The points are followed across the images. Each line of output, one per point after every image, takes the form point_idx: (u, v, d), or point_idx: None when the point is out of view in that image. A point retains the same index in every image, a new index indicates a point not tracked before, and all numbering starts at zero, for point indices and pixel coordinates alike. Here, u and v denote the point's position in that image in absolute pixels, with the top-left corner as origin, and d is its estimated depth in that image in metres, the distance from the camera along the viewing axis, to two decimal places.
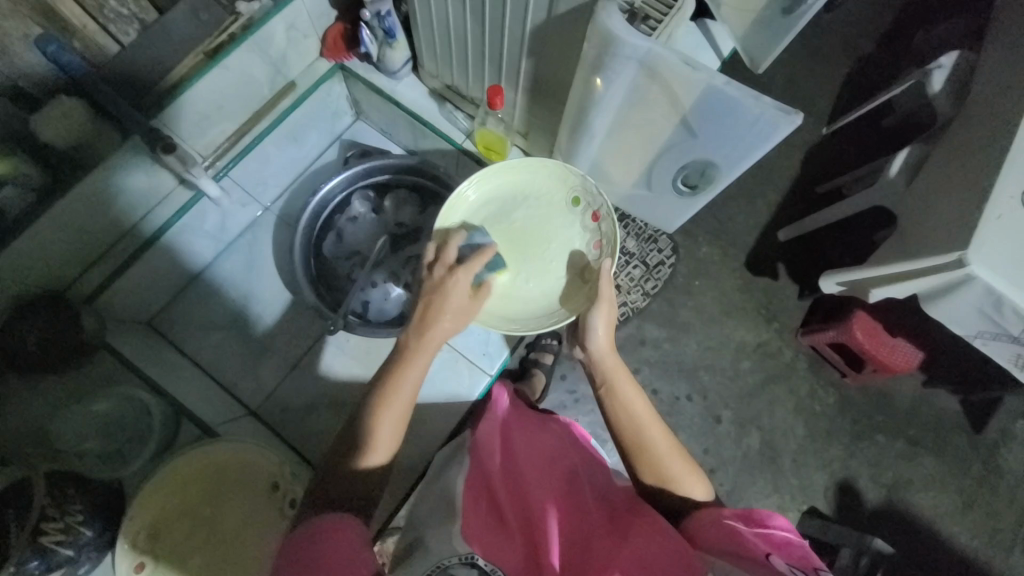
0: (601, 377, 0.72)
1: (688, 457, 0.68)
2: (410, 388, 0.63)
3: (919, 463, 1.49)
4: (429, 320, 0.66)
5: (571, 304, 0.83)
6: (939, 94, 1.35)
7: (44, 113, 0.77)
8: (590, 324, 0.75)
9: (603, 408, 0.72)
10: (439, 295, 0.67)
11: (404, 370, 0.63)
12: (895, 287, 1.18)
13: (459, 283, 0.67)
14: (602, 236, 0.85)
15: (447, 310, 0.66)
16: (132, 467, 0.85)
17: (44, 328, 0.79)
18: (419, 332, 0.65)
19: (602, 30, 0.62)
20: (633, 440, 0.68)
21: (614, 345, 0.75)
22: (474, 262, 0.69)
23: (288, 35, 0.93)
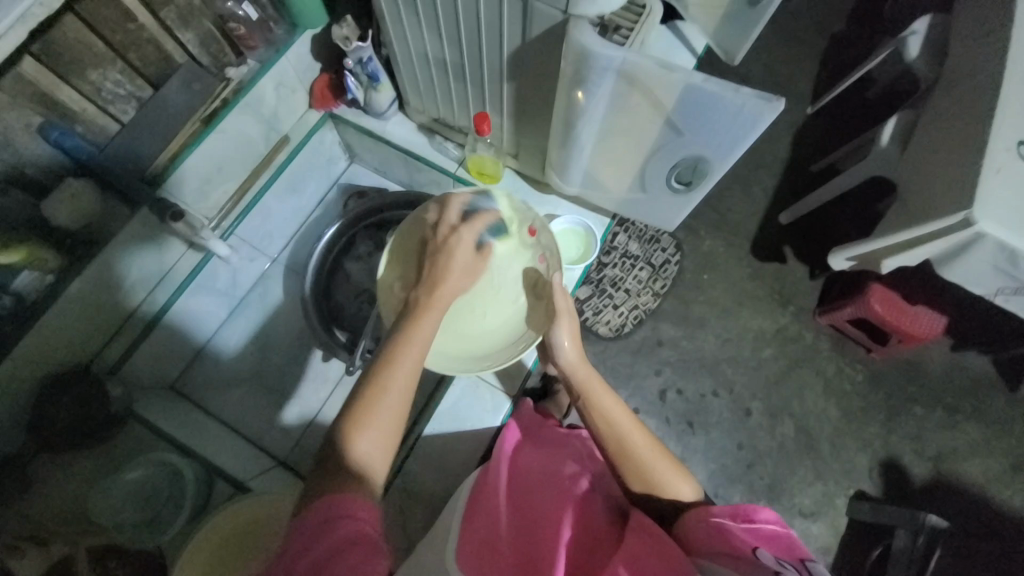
0: (578, 390, 0.77)
1: (672, 459, 0.70)
2: (421, 341, 0.63)
3: (962, 431, 1.45)
4: (438, 276, 0.71)
5: (536, 326, 0.84)
6: (918, 60, 1.37)
7: (53, 199, 0.78)
8: (554, 342, 0.79)
9: (585, 416, 0.75)
10: (446, 252, 0.73)
11: (417, 322, 0.65)
12: (905, 255, 1.17)
13: (461, 240, 0.74)
14: (546, 250, 0.88)
15: (454, 265, 0.72)
16: (170, 533, 0.83)
17: (71, 405, 0.81)
18: (430, 287, 0.70)
19: (577, 47, 0.64)
20: (616, 448, 0.71)
21: (583, 357, 0.79)
22: (474, 221, 0.77)
23: (277, 92, 0.97)
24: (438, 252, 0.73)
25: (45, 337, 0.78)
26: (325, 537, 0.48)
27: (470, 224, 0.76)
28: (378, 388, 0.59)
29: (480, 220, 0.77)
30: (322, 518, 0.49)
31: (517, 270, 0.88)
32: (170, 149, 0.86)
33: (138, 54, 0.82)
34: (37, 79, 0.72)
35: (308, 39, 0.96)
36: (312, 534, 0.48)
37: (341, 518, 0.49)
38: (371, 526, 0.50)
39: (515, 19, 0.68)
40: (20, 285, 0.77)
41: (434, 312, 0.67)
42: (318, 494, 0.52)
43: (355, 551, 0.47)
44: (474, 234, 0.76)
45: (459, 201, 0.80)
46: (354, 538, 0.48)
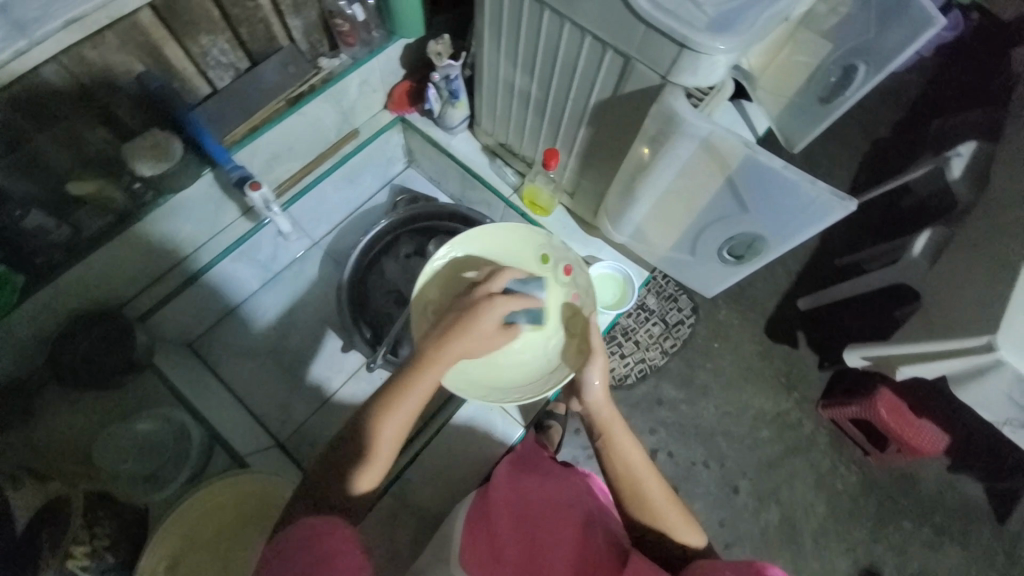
0: (597, 427, 0.75)
1: (683, 506, 0.69)
2: (422, 394, 0.63)
3: (945, 554, 1.42)
4: (454, 333, 0.66)
5: (570, 360, 0.84)
6: (958, 182, 1.41)
7: (136, 143, 0.80)
8: (585, 379, 0.78)
9: (601, 460, 0.73)
10: (472, 313, 0.67)
11: (417, 376, 0.63)
12: (922, 366, 1.17)
13: (493, 311, 0.67)
14: (580, 288, 0.90)
15: (475, 334, 0.66)
16: (164, 493, 0.83)
17: (96, 342, 0.83)
18: (441, 340, 0.65)
19: (666, 111, 0.68)
20: (631, 490, 0.69)
21: (610, 399, 0.78)
22: (512, 297, 0.69)
23: (360, 89, 1.01)
24: (464, 311, 0.68)
25: (93, 275, 0.81)
26: (301, 554, 0.51)
27: (507, 297, 0.69)
28: (397, 394, 0.62)
29: (520, 299, 0.70)
30: (301, 539, 0.52)
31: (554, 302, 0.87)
32: (237, 132, 0.89)
33: (248, 30, 0.86)
34: (148, 28, 0.73)
35: (400, 47, 1.01)
36: (295, 546, 0.51)
37: (319, 535, 0.52)
38: (356, 544, 0.53)
39: (611, 74, 0.72)
40: (80, 216, 0.79)
41: (429, 373, 0.63)
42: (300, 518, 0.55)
43: (338, 561, 0.50)
44: (508, 308, 0.69)
45: (509, 272, 0.76)
46: (333, 551, 0.51)
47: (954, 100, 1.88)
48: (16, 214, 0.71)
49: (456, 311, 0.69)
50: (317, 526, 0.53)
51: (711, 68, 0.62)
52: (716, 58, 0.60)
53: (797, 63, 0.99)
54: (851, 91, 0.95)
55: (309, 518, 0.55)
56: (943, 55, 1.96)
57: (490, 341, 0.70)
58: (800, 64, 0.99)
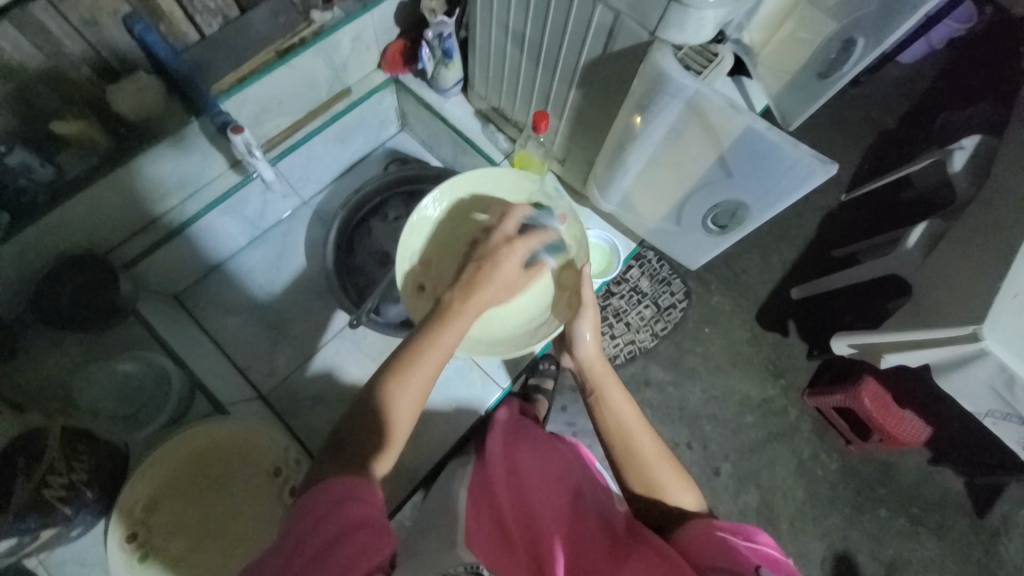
0: (591, 379, 0.76)
1: (676, 466, 0.70)
2: (447, 346, 0.64)
3: (920, 542, 1.44)
4: (478, 282, 0.69)
5: (558, 313, 0.85)
6: (959, 175, 1.38)
7: (119, 86, 0.81)
8: (577, 332, 0.79)
9: (592, 414, 0.75)
10: (492, 262, 0.71)
11: (442, 332, 0.65)
12: (907, 354, 1.17)
13: (513, 253, 0.72)
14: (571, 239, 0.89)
15: (495, 279, 0.70)
16: (143, 434, 0.85)
17: (80, 286, 0.83)
18: (466, 291, 0.69)
19: (654, 69, 0.67)
20: (624, 447, 0.70)
21: (601, 352, 0.79)
22: (529, 237, 0.76)
23: (352, 45, 0.99)
24: (484, 260, 0.71)
25: (75, 218, 0.80)
26: (327, 519, 0.48)
27: (524, 239, 0.75)
28: (411, 362, 0.62)
29: (534, 238, 0.75)
30: (328, 501, 0.50)
31: None
32: (226, 81, 0.87)
33: None
34: None
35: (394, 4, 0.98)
36: (323, 509, 0.49)
37: (346, 503, 0.50)
38: (379, 513, 0.51)
39: (601, 31, 0.71)
40: (64, 158, 0.79)
41: (453, 328, 0.66)
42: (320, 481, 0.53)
43: (362, 535, 0.48)
44: (525, 250, 0.74)
45: (518, 211, 0.80)
46: (358, 523, 0.49)
47: (962, 94, 1.85)
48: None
49: (477, 259, 0.72)
50: (341, 494, 0.50)
51: (698, 25, 0.61)
52: (705, 12, 0.59)
53: (799, 40, 0.99)
54: (847, 67, 0.93)
55: (334, 481, 0.52)
56: (954, 48, 1.93)
57: (511, 289, 0.73)
58: (802, 41, 0.98)
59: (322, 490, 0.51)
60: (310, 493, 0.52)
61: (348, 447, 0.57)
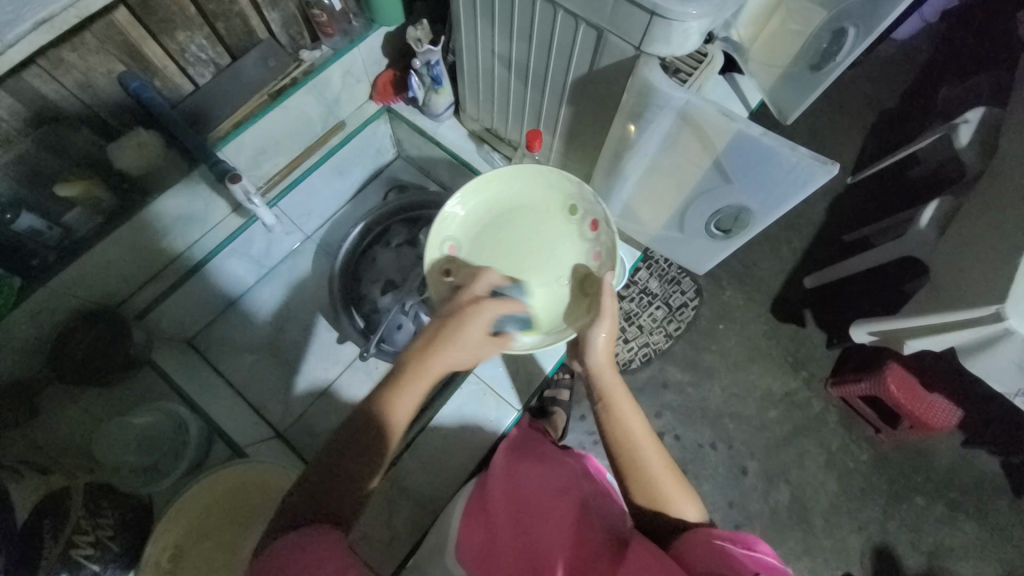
0: (597, 392, 0.74)
1: (679, 475, 0.68)
2: (411, 398, 0.60)
3: (961, 530, 1.39)
4: (439, 343, 0.62)
5: (575, 320, 0.79)
6: (966, 148, 1.34)
7: (119, 143, 0.84)
8: (589, 338, 0.74)
9: (599, 421, 0.72)
10: (458, 320, 0.64)
11: (412, 378, 0.61)
12: (931, 338, 1.13)
13: (480, 317, 0.65)
14: (601, 246, 0.82)
15: (466, 341, 0.63)
16: (165, 484, 0.86)
17: (98, 341, 0.85)
18: (430, 350, 0.62)
19: (642, 82, 0.67)
20: (627, 457, 0.68)
21: (613, 358, 0.76)
22: (503, 302, 0.68)
23: (343, 79, 1.00)
24: (455, 313, 0.65)
25: (83, 276, 0.81)
26: (288, 564, 0.47)
27: (495, 301, 0.68)
28: (396, 380, 0.61)
29: (509, 302, 0.69)
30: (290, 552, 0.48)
31: (568, 258, 0.83)
32: (222, 128, 0.89)
33: (225, 25, 0.86)
34: (126, 28, 0.75)
35: (380, 36, 1.00)
36: (288, 556, 0.48)
37: (309, 544, 0.49)
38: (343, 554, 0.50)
39: (586, 48, 0.71)
40: (70, 219, 0.81)
41: (428, 375, 0.61)
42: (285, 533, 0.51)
43: (324, 569, 0.47)
44: (493, 314, 0.67)
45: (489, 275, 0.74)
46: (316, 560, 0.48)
47: (962, 66, 1.82)
48: (6, 218, 0.73)
49: (442, 318, 0.65)
50: (304, 536, 0.50)
51: (682, 37, 0.61)
52: (688, 24, 0.59)
53: (790, 32, 0.96)
54: (843, 56, 0.91)
55: (295, 530, 0.51)
56: (949, 21, 1.89)
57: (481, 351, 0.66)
58: (793, 33, 0.97)
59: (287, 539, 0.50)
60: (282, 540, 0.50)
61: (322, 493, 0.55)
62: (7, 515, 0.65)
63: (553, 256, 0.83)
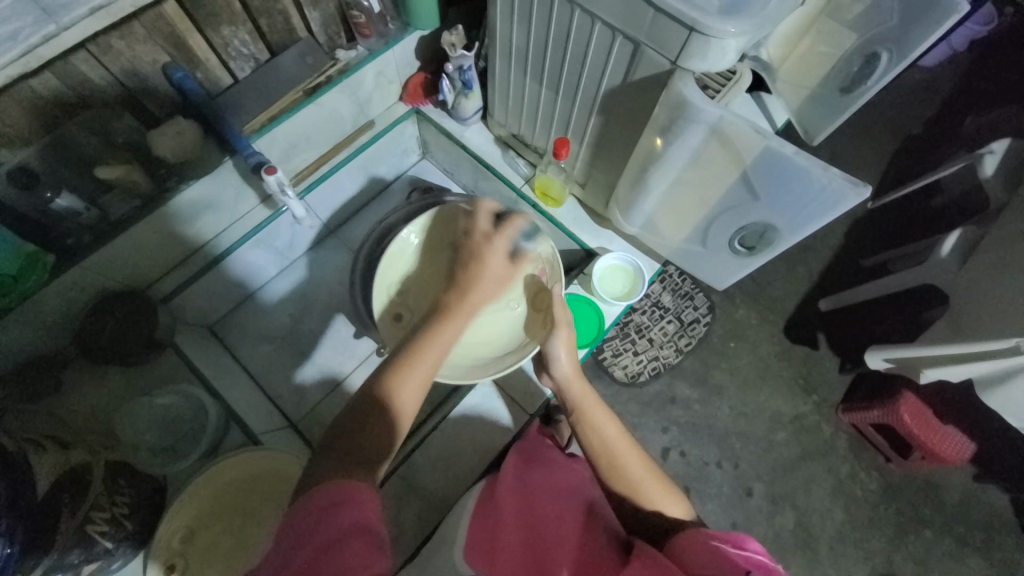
0: (571, 404, 0.76)
1: (666, 479, 0.69)
2: (447, 340, 0.64)
3: (969, 566, 1.36)
4: (469, 282, 0.69)
5: (533, 334, 0.86)
6: (991, 179, 1.33)
7: (160, 130, 0.85)
8: (550, 353, 0.79)
9: (578, 434, 0.74)
10: (477, 260, 0.71)
11: (443, 323, 0.65)
12: (950, 368, 1.10)
13: (494, 248, 0.72)
14: (545, 261, 0.91)
15: (486, 274, 0.70)
16: (180, 466, 0.87)
17: (124, 321, 0.87)
18: (459, 292, 0.68)
19: (676, 96, 0.68)
20: (608, 462, 0.70)
21: (579, 370, 0.79)
22: (507, 230, 0.74)
23: (376, 80, 1.02)
24: (469, 260, 0.71)
25: (116, 256, 0.83)
26: (319, 529, 0.46)
27: (504, 232, 0.74)
28: (415, 348, 0.63)
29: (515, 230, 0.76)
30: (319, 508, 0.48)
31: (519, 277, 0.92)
32: (256, 121, 0.91)
33: (268, 22, 0.89)
34: (174, 20, 0.77)
35: (415, 39, 1.02)
36: (315, 519, 0.47)
37: (341, 506, 0.48)
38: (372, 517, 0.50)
39: (620, 60, 0.72)
40: (107, 201, 0.83)
41: (461, 318, 0.66)
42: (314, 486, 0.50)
43: (356, 543, 0.46)
44: (507, 244, 0.74)
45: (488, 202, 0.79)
46: (352, 529, 0.47)
47: (989, 97, 1.80)
48: (47, 197, 0.76)
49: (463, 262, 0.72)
50: (340, 496, 0.49)
51: (719, 53, 0.62)
52: (727, 41, 0.59)
53: (819, 54, 0.98)
54: (872, 81, 0.91)
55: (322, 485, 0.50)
56: (977, 51, 1.88)
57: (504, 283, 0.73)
58: (822, 54, 0.98)
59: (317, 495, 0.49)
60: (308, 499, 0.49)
61: (354, 441, 0.55)
62: (26, 482, 0.65)
63: None
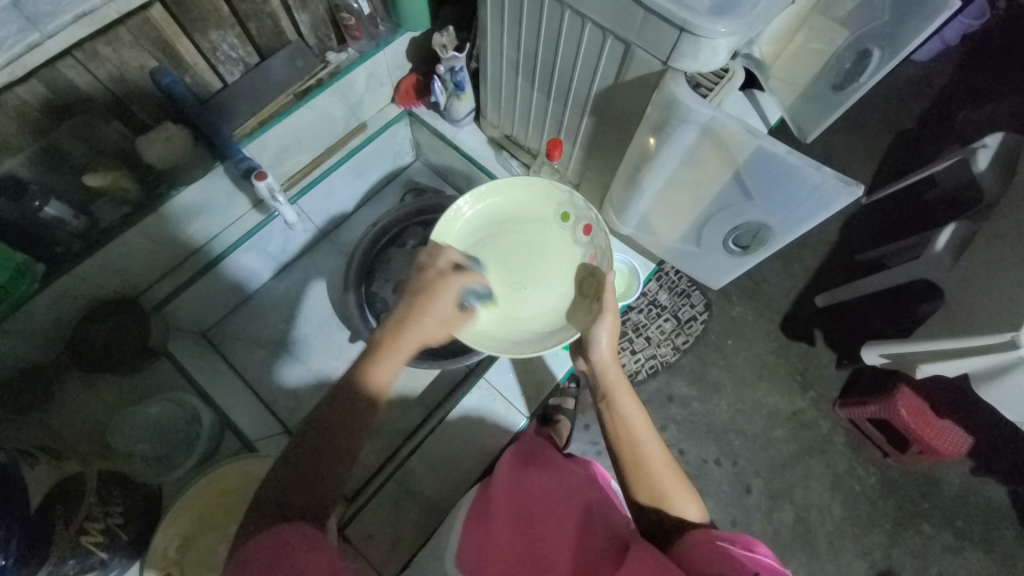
0: (602, 388, 0.75)
1: (683, 477, 0.69)
2: (383, 379, 0.63)
3: (967, 558, 1.36)
4: (411, 317, 0.65)
5: (577, 321, 0.82)
6: (984, 172, 1.33)
7: (148, 137, 0.84)
8: (593, 337, 0.76)
9: (603, 419, 0.73)
10: (427, 293, 0.67)
11: (384, 357, 0.64)
12: (944, 365, 1.11)
13: (446, 290, 0.68)
14: (596, 249, 0.85)
15: (430, 315, 0.66)
16: (176, 473, 0.87)
17: (114, 330, 0.87)
18: (398, 328, 0.65)
19: (667, 96, 0.68)
20: (631, 454, 0.69)
21: (615, 357, 0.78)
22: (466, 274, 0.70)
23: (367, 83, 1.02)
24: (418, 293, 0.67)
25: (106, 263, 0.83)
26: (268, 568, 0.51)
27: (461, 275, 0.70)
28: (376, 356, 0.64)
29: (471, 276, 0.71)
30: (268, 552, 0.52)
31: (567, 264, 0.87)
32: (247, 126, 0.91)
33: (256, 25, 0.88)
34: (161, 24, 0.76)
35: (406, 40, 1.01)
36: (267, 556, 0.52)
37: (293, 553, 0.52)
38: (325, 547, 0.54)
39: (612, 60, 0.71)
40: (96, 209, 0.83)
41: (398, 356, 0.64)
42: (258, 531, 0.55)
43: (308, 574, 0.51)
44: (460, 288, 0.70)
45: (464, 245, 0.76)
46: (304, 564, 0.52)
47: (981, 90, 1.81)
48: (35, 205, 0.74)
49: (412, 291, 0.68)
50: (284, 541, 0.53)
51: (712, 52, 0.62)
52: (717, 41, 0.59)
53: (810, 50, 0.98)
54: (864, 78, 0.91)
55: (276, 525, 0.55)
56: (969, 44, 1.88)
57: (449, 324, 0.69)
58: (815, 51, 0.98)
59: (265, 536, 0.54)
60: (259, 536, 0.54)
61: (304, 477, 0.58)
62: (20, 497, 0.64)
63: (554, 261, 0.88)
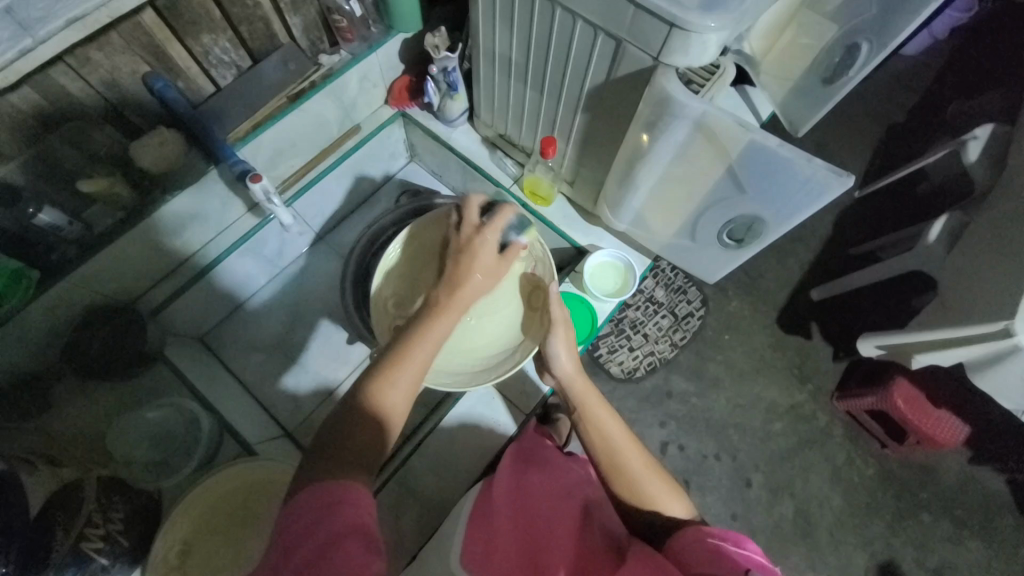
0: (575, 400, 0.76)
1: (668, 477, 0.69)
2: (433, 340, 0.63)
3: (966, 547, 1.37)
4: (458, 277, 0.69)
5: (531, 335, 0.84)
6: (975, 164, 1.34)
7: (141, 142, 0.85)
8: (550, 352, 0.80)
9: (580, 434, 0.74)
10: (469, 252, 0.71)
11: (433, 323, 0.64)
12: (940, 354, 1.12)
13: (487, 240, 0.72)
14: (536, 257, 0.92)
15: (476, 268, 0.70)
16: (174, 479, 0.86)
17: (111, 338, 0.86)
18: (449, 287, 0.68)
19: (659, 91, 0.69)
20: (610, 463, 0.69)
21: (580, 367, 0.79)
22: (498, 220, 0.73)
23: (360, 84, 1.02)
24: (461, 253, 0.71)
25: (104, 268, 0.82)
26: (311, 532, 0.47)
27: (495, 223, 0.73)
28: (404, 350, 0.62)
29: (507, 216, 0.74)
30: (311, 510, 0.48)
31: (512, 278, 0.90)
32: (240, 129, 0.90)
33: (248, 29, 0.88)
34: (153, 29, 0.76)
35: (398, 42, 1.02)
36: (309, 518, 0.47)
37: (332, 508, 0.48)
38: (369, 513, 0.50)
39: (604, 57, 0.72)
40: (89, 214, 0.82)
41: (447, 314, 0.66)
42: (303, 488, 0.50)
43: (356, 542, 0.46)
44: (499, 235, 0.73)
45: (476, 198, 0.78)
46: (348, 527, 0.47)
47: (970, 83, 1.82)
48: (29, 212, 0.74)
49: (454, 253, 0.72)
50: (334, 496, 0.49)
51: (701, 48, 0.62)
52: (706, 36, 0.60)
53: (800, 45, 0.99)
54: (855, 70, 0.92)
55: (312, 485, 0.50)
56: (957, 38, 1.90)
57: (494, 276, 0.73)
58: (804, 46, 0.99)
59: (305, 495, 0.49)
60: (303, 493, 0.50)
61: (339, 446, 0.54)
62: (15, 500, 0.68)
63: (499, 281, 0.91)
